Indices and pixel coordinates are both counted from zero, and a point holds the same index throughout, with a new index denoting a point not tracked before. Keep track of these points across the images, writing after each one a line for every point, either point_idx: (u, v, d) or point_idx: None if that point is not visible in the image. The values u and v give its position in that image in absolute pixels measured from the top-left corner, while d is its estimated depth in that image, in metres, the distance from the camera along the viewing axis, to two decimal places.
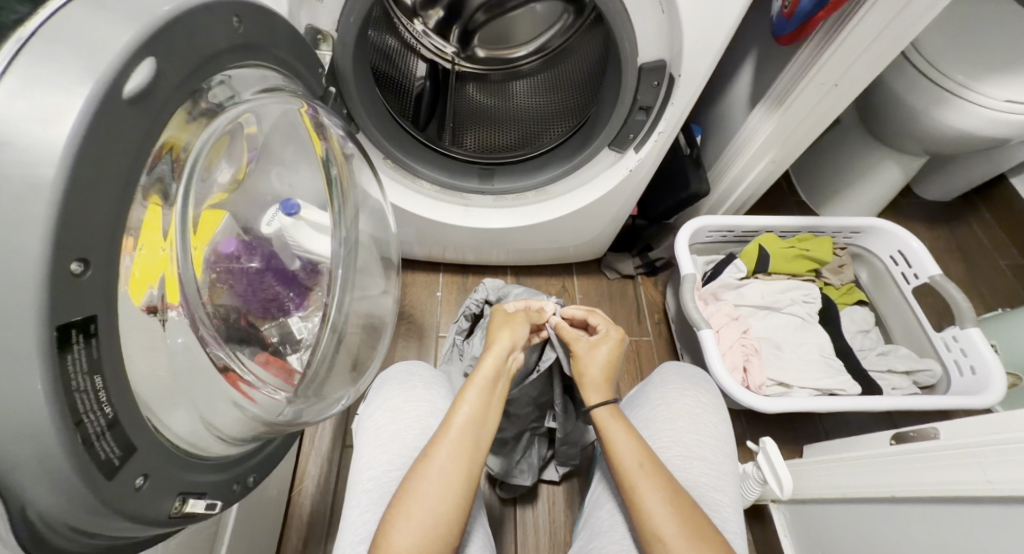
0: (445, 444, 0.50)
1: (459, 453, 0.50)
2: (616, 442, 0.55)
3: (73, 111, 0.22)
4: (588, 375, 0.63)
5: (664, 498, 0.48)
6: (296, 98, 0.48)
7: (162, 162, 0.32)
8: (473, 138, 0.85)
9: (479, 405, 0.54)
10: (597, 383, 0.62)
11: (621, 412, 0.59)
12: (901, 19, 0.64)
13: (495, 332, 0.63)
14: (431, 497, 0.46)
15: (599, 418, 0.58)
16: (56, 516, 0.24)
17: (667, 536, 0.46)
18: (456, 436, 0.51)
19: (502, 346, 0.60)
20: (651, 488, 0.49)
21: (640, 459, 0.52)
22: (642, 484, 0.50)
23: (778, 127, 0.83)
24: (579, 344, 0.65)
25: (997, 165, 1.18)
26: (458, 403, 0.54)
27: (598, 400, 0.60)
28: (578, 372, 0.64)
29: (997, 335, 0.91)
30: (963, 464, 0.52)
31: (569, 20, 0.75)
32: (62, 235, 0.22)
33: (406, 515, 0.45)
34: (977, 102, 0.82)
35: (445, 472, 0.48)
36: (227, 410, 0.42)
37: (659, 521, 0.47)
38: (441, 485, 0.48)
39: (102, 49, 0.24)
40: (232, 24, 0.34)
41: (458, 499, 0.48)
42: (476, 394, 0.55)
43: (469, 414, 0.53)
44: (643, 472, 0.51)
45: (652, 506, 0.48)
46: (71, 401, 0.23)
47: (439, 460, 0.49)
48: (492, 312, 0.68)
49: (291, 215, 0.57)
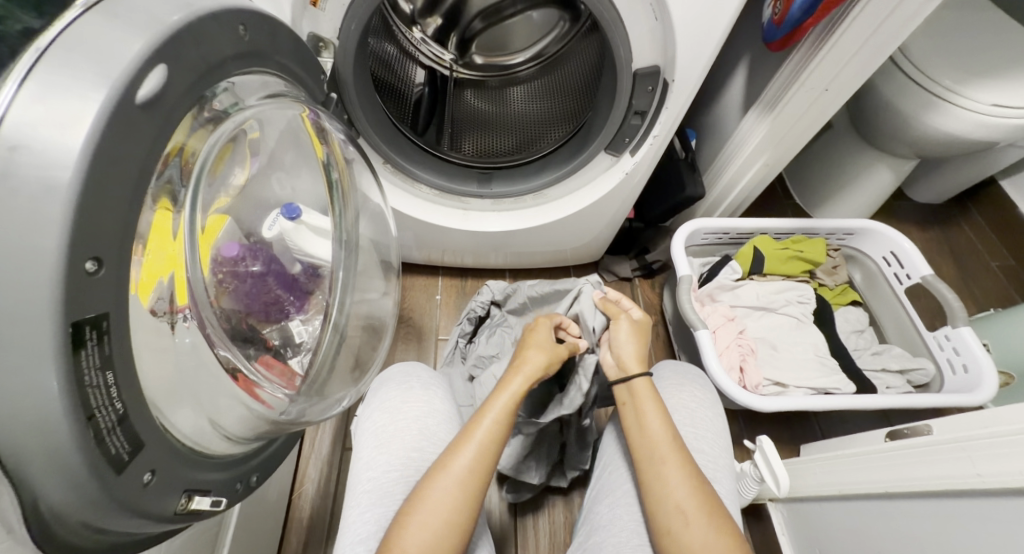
0: (464, 454, 0.50)
1: (478, 467, 0.50)
2: (642, 413, 0.56)
3: (87, 115, 0.23)
4: (624, 349, 0.62)
5: (684, 476, 0.50)
6: (298, 104, 0.50)
7: (170, 168, 0.33)
8: (472, 143, 0.86)
9: (505, 421, 0.54)
10: (636, 356, 0.61)
11: (656, 388, 0.59)
12: (888, 25, 0.66)
13: (526, 352, 0.61)
14: (447, 506, 0.47)
15: (634, 388, 0.58)
16: (66, 510, 0.24)
17: (688, 510, 0.48)
18: (479, 447, 0.51)
19: (535, 370, 0.59)
20: (675, 467, 0.50)
21: (670, 435, 0.53)
22: (668, 459, 0.51)
23: (770, 131, 0.84)
24: (622, 320, 0.65)
25: (987, 167, 1.20)
26: (482, 416, 0.54)
27: (636, 370, 0.60)
28: (613, 344, 0.64)
29: (989, 333, 0.93)
30: (955, 458, 0.53)
31: (565, 27, 0.77)
32: (77, 235, 0.22)
33: (423, 513, 0.46)
34: (964, 106, 0.84)
35: (464, 483, 0.49)
36: (233, 410, 0.43)
37: (681, 498, 0.49)
38: (459, 494, 0.48)
39: (114, 55, 0.24)
40: (239, 32, 0.36)
41: (472, 507, 0.48)
42: (501, 411, 0.54)
43: (493, 430, 0.53)
44: (668, 448, 0.52)
45: (673, 483, 0.50)
46: (84, 395, 0.24)
47: (456, 466, 0.50)
48: (538, 317, 0.67)
49: (291, 220, 0.58)
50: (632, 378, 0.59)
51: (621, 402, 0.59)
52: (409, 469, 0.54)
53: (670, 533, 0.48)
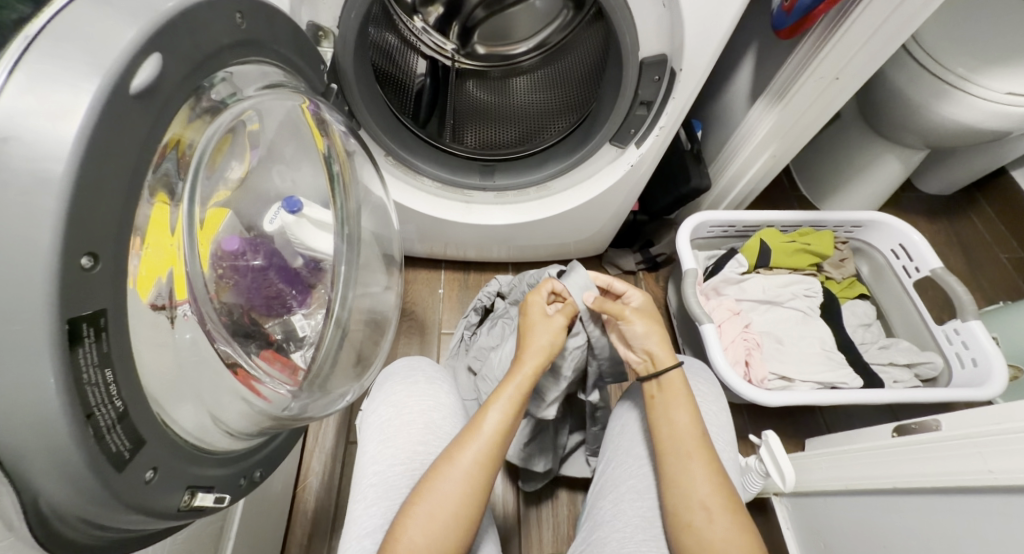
0: (468, 449, 0.50)
1: (484, 461, 0.50)
2: (671, 407, 0.55)
3: (79, 108, 0.22)
4: (648, 341, 0.59)
5: (708, 472, 0.50)
6: (298, 95, 0.48)
7: (167, 160, 0.32)
8: (473, 134, 0.85)
9: (511, 415, 0.53)
10: (659, 342, 0.59)
11: (688, 380, 0.58)
12: (900, 13, 0.64)
13: (530, 336, 0.59)
14: (456, 499, 0.47)
15: (666, 383, 0.57)
16: (69, 508, 0.24)
17: (711, 506, 0.48)
18: (487, 440, 0.51)
19: (541, 358, 0.57)
20: (700, 462, 0.50)
21: (697, 431, 0.53)
22: (694, 454, 0.51)
23: (779, 120, 0.82)
24: (631, 313, 0.60)
25: (997, 158, 1.18)
26: (487, 410, 0.53)
27: (667, 362, 0.58)
28: (637, 342, 0.60)
29: (998, 327, 0.92)
30: (965, 454, 0.52)
31: (569, 15, 0.74)
32: (72, 230, 0.22)
33: (438, 509, 0.46)
34: (977, 95, 0.82)
35: (472, 476, 0.48)
36: (233, 403, 0.43)
37: (704, 494, 0.49)
38: (467, 488, 0.48)
39: (105, 44, 0.24)
40: (235, 20, 0.35)
41: (478, 501, 0.48)
42: (508, 405, 0.53)
43: (501, 422, 0.52)
44: (693, 443, 0.52)
45: (697, 479, 0.50)
46: (83, 393, 0.23)
47: (461, 461, 0.49)
48: (524, 297, 0.63)
49: (293, 213, 0.57)
50: (665, 373, 0.57)
51: (648, 395, 0.58)
52: (413, 464, 0.54)
53: (690, 527, 0.48)
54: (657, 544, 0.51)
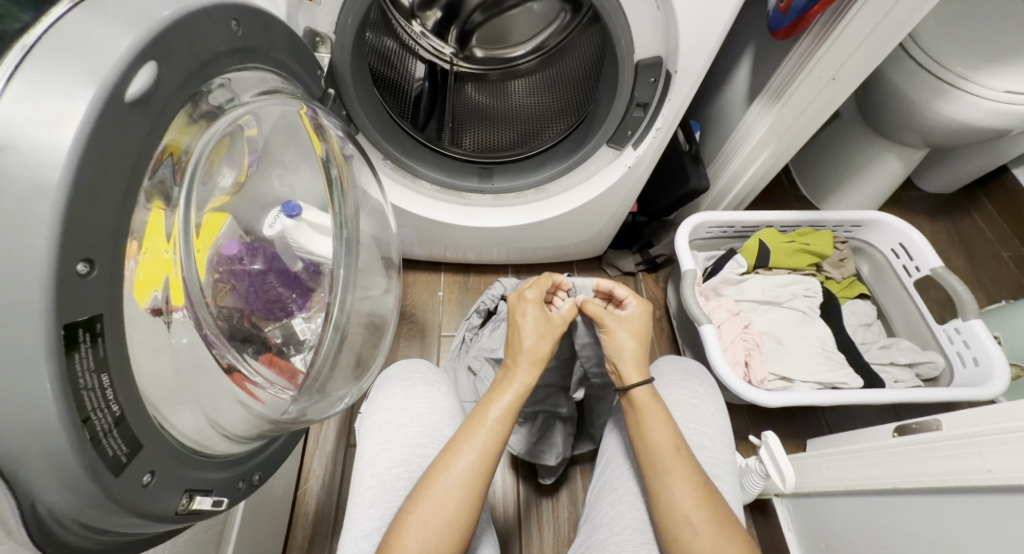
0: (460, 455, 0.50)
1: (479, 469, 0.50)
2: (645, 425, 0.54)
3: (75, 116, 0.23)
4: (623, 355, 0.60)
5: (690, 485, 0.49)
6: (296, 101, 0.49)
7: (163, 166, 0.32)
8: (472, 137, 0.85)
9: (505, 422, 0.53)
10: (633, 358, 0.60)
11: (659, 397, 0.58)
12: (894, 14, 0.64)
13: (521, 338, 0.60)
14: (447, 507, 0.47)
15: (635, 399, 0.57)
16: (66, 513, 0.24)
17: (697, 521, 0.48)
18: (481, 446, 0.51)
19: (535, 363, 0.58)
20: (681, 475, 0.50)
21: (674, 444, 0.52)
22: (673, 470, 0.50)
23: (778, 120, 0.82)
24: (611, 322, 0.62)
25: (998, 156, 1.18)
26: (481, 417, 0.53)
27: (637, 379, 0.58)
28: (612, 351, 0.62)
29: (1001, 325, 0.91)
30: (967, 453, 0.52)
31: (567, 19, 0.74)
32: (67, 237, 0.22)
33: (426, 520, 0.46)
34: (975, 93, 0.82)
35: (467, 484, 0.48)
36: (231, 409, 0.43)
37: (688, 507, 0.48)
38: (461, 493, 0.48)
39: (102, 53, 0.24)
40: (231, 27, 0.35)
41: (474, 508, 0.48)
42: (502, 412, 0.54)
43: (495, 428, 0.53)
44: (675, 458, 0.51)
45: (681, 494, 0.49)
46: (79, 398, 0.23)
47: (450, 466, 0.49)
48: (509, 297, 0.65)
49: (291, 217, 0.58)
50: (631, 388, 0.57)
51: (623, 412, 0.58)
52: (411, 466, 0.54)
53: (679, 541, 0.48)
54: (655, 547, 0.51)
